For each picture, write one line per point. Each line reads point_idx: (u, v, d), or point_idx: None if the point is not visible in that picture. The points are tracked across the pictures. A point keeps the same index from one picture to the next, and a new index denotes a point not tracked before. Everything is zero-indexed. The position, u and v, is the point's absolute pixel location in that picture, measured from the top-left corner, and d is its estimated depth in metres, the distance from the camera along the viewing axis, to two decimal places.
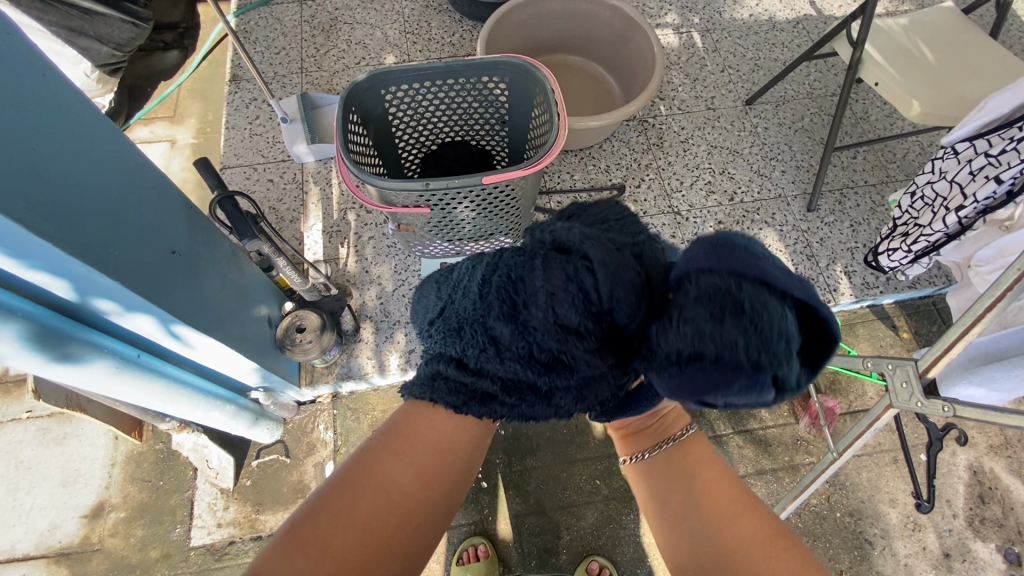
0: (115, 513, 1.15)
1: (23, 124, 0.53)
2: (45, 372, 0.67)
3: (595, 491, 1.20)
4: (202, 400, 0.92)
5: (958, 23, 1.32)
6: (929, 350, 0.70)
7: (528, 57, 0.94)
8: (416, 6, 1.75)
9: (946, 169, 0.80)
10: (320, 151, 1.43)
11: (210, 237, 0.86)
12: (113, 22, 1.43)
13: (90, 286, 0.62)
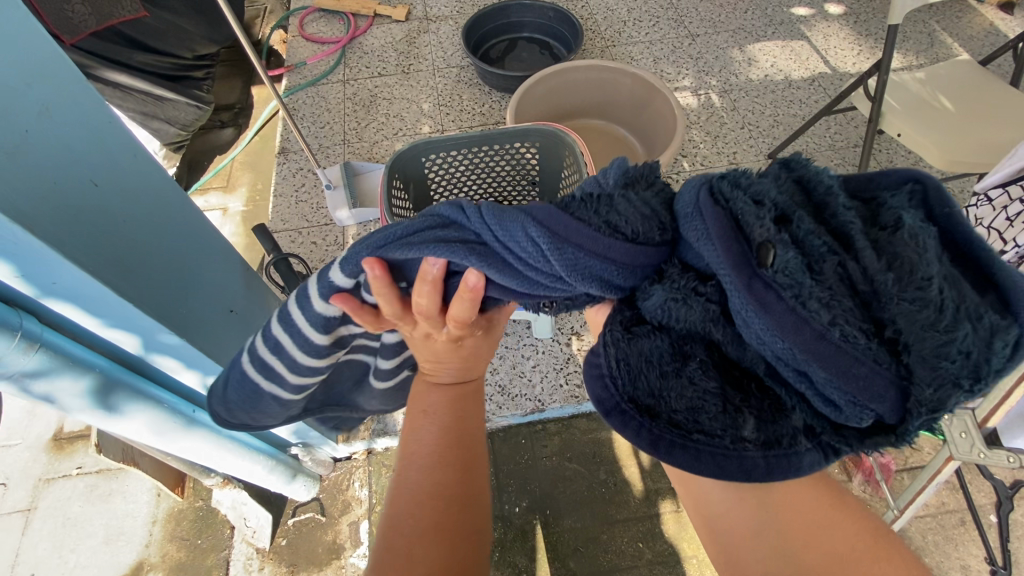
0: (153, 572, 1.15)
1: (115, 197, 0.59)
2: (108, 425, 0.70)
3: (638, 555, 1.14)
4: (247, 454, 0.94)
5: (976, 75, 1.36)
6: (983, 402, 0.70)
7: (558, 124, 1.01)
8: (449, 81, 1.90)
9: (982, 216, 0.80)
10: (361, 215, 1.51)
11: (262, 295, 0.91)
12: (181, 106, 1.60)
13: (158, 342, 0.67)
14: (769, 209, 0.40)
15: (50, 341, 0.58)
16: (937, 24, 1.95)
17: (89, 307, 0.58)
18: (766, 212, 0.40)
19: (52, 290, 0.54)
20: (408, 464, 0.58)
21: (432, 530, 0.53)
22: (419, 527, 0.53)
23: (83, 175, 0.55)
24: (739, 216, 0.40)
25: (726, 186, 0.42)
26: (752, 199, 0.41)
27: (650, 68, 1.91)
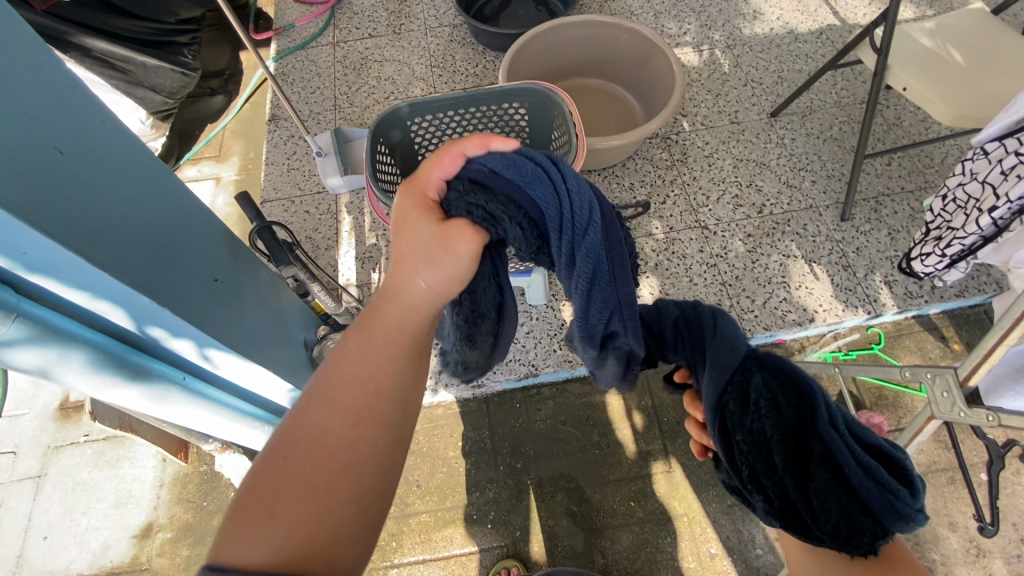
0: (163, 533, 1.19)
1: (83, 165, 0.58)
2: (99, 393, 0.71)
3: (630, 514, 1.17)
4: (243, 420, 0.96)
5: (989, 24, 1.29)
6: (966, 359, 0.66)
7: (546, 82, 0.98)
8: (441, 41, 1.83)
9: (977, 171, 0.77)
10: (353, 182, 1.49)
11: (250, 264, 0.91)
12: (166, 73, 1.57)
13: (141, 312, 0.67)
14: (760, 398, 0.55)
15: (28, 311, 0.58)
16: None
17: (64, 276, 0.58)
18: (761, 408, 0.55)
19: (25, 260, 0.54)
20: (328, 390, 0.49)
21: (326, 480, 0.45)
22: (309, 473, 0.45)
23: (48, 144, 0.54)
24: (734, 450, 0.57)
25: (728, 404, 0.58)
26: (748, 432, 0.56)
27: (651, 23, 1.83)
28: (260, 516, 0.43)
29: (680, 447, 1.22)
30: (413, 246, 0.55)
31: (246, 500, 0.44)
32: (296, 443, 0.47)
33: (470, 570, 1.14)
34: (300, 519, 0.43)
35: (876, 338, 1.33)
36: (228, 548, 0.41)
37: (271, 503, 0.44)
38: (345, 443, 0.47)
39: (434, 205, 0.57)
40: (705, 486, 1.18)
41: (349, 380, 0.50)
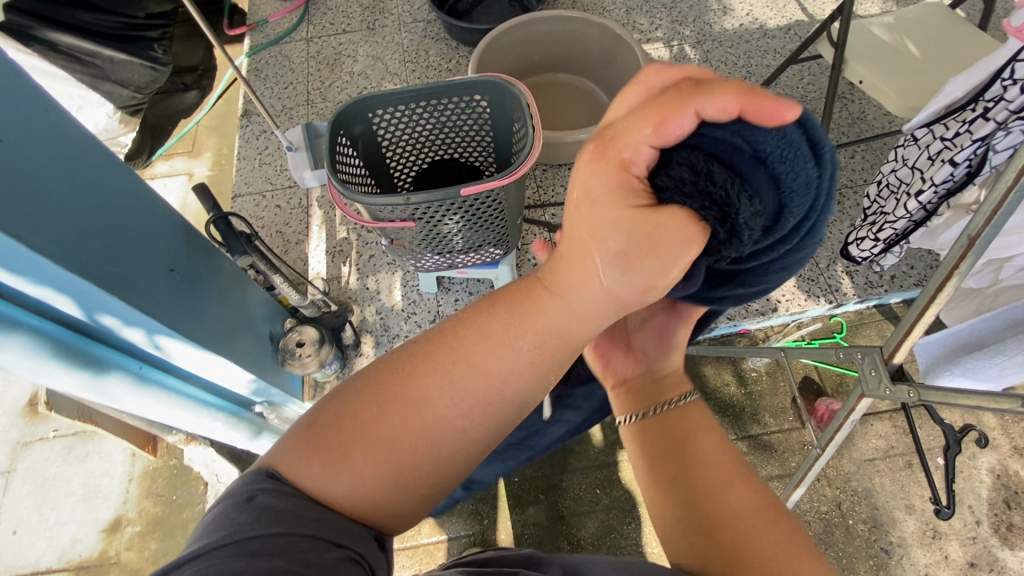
0: (132, 527, 1.20)
1: (25, 153, 0.59)
2: (51, 382, 0.72)
3: (596, 501, 1.19)
4: (205, 411, 0.97)
5: (944, 18, 1.32)
6: (890, 338, 0.69)
7: (505, 74, 0.99)
8: (415, 36, 1.84)
9: (908, 156, 0.80)
10: (323, 176, 1.50)
11: (210, 256, 0.91)
12: (134, 67, 1.55)
13: (89, 300, 0.68)
14: None
15: None
16: None
17: (7, 263, 0.58)
18: None
19: None
20: (447, 359, 0.46)
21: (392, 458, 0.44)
22: (398, 437, 0.45)
23: None
24: None
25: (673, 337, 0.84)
26: None
27: (623, 18, 1.85)
28: (329, 456, 0.44)
29: None
30: (601, 223, 0.43)
31: (320, 430, 0.45)
32: (390, 402, 0.45)
33: (438, 558, 1.15)
34: (368, 479, 0.44)
35: (838, 327, 1.37)
36: (296, 469, 0.44)
37: (338, 450, 0.44)
38: (438, 426, 0.45)
39: (641, 183, 0.43)
40: None
41: (474, 353, 0.46)
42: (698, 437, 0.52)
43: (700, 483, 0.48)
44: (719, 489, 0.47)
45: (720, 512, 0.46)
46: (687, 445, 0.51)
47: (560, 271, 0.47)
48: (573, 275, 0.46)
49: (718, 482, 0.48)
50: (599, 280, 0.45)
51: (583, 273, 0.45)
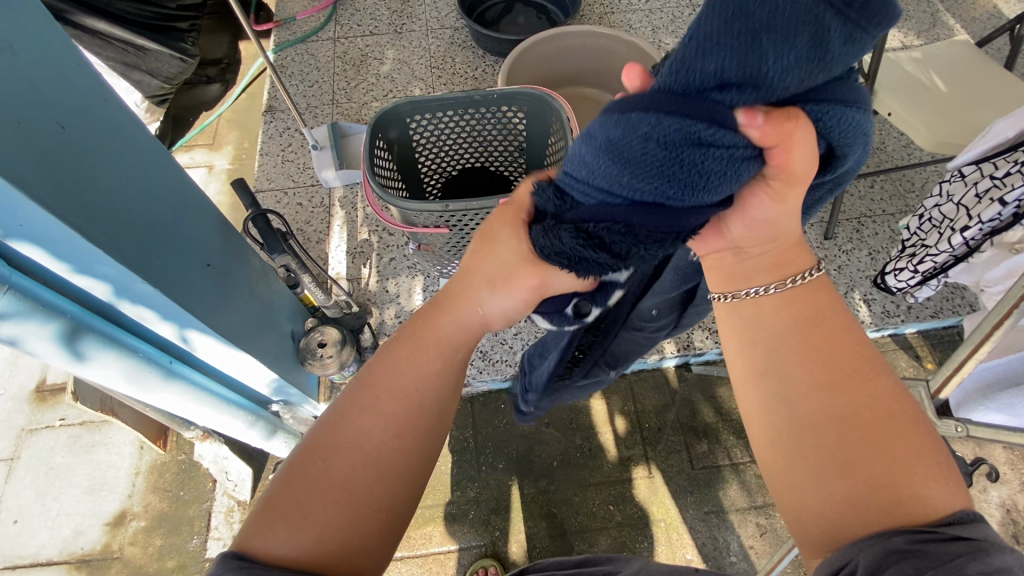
0: (137, 521, 1.17)
1: (84, 141, 0.58)
2: (80, 370, 0.70)
3: (608, 517, 1.18)
4: (225, 408, 0.95)
5: (971, 55, 1.34)
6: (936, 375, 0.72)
7: (545, 88, 0.99)
8: (442, 42, 1.85)
9: (954, 193, 0.81)
10: (347, 177, 1.49)
11: (242, 251, 0.91)
12: (164, 58, 1.56)
13: (130, 291, 0.66)
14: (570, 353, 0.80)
15: (18, 285, 0.58)
16: (941, 4, 1.94)
17: (58, 251, 0.57)
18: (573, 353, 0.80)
19: (21, 233, 0.54)
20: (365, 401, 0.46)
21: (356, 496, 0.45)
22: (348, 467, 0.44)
23: (49, 118, 0.54)
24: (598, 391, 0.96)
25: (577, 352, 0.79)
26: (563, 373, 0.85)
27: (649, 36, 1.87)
28: (292, 515, 0.42)
29: (660, 453, 1.24)
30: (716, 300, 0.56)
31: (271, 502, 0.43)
32: (339, 437, 0.45)
33: (447, 568, 1.14)
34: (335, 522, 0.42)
35: None
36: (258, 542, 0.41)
37: (295, 509, 0.42)
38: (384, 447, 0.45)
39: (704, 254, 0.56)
40: (684, 492, 1.20)
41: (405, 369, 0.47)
42: (830, 321, 0.49)
43: (814, 358, 0.47)
44: (846, 375, 0.46)
45: (811, 410, 0.45)
46: (808, 324, 0.49)
47: (718, 274, 0.56)
48: (796, 268, 0.52)
49: (820, 383, 0.46)
50: (730, 252, 0.54)
51: (753, 256, 0.53)
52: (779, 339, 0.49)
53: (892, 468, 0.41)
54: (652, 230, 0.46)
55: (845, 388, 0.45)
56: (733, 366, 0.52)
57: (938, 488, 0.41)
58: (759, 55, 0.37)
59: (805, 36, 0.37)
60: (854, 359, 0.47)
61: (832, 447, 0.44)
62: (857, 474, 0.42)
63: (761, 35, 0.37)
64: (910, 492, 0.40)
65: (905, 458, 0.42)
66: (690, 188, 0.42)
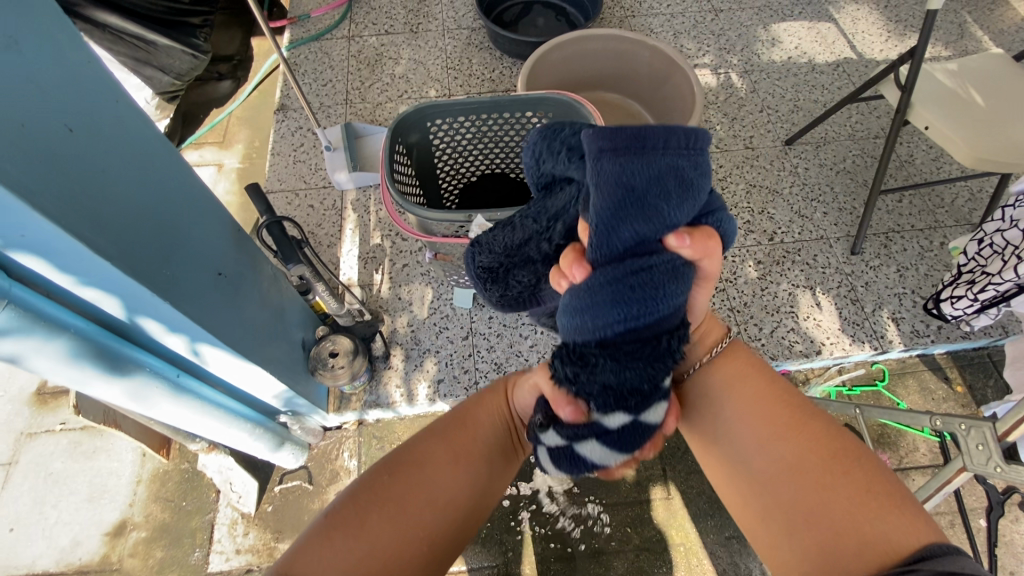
0: (137, 532, 1.14)
1: (93, 145, 0.54)
2: (83, 387, 0.66)
3: (625, 540, 1.13)
4: (233, 421, 0.91)
5: (1009, 69, 1.30)
6: (1007, 417, 0.70)
7: (573, 94, 0.95)
8: (458, 43, 1.81)
9: (1016, 218, 0.77)
10: (360, 179, 1.45)
11: (254, 258, 0.87)
12: (176, 53, 1.52)
13: (138, 304, 0.62)
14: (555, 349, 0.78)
15: (19, 298, 0.54)
16: (969, 14, 1.89)
17: (62, 262, 0.53)
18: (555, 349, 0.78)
19: (21, 243, 0.50)
20: (421, 459, 0.52)
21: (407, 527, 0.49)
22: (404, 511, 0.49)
23: (56, 119, 0.50)
24: None
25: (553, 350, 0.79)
26: None
27: (670, 41, 1.83)
28: (351, 527, 0.47)
29: (680, 474, 1.20)
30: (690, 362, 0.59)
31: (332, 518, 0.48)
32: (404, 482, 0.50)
33: None
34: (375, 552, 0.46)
35: (879, 375, 1.31)
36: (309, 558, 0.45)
37: (354, 521, 0.47)
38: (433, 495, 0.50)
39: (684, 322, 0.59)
40: (704, 515, 1.15)
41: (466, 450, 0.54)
42: (755, 372, 0.55)
43: (752, 412, 0.52)
44: (772, 423, 0.51)
45: (760, 461, 0.50)
46: (738, 376, 0.55)
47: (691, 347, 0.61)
48: (713, 338, 0.60)
49: (766, 435, 0.50)
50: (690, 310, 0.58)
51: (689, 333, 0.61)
52: (722, 400, 0.54)
53: (843, 511, 0.44)
54: (620, 340, 0.48)
55: (778, 433, 0.50)
56: (698, 431, 0.57)
57: (898, 525, 0.42)
58: (658, 211, 0.46)
59: (673, 178, 0.45)
60: (791, 409, 0.51)
61: (786, 496, 0.47)
62: (814, 524, 0.45)
63: (653, 200, 0.45)
64: (873, 532, 0.42)
65: (850, 497, 0.44)
66: (651, 300, 0.47)
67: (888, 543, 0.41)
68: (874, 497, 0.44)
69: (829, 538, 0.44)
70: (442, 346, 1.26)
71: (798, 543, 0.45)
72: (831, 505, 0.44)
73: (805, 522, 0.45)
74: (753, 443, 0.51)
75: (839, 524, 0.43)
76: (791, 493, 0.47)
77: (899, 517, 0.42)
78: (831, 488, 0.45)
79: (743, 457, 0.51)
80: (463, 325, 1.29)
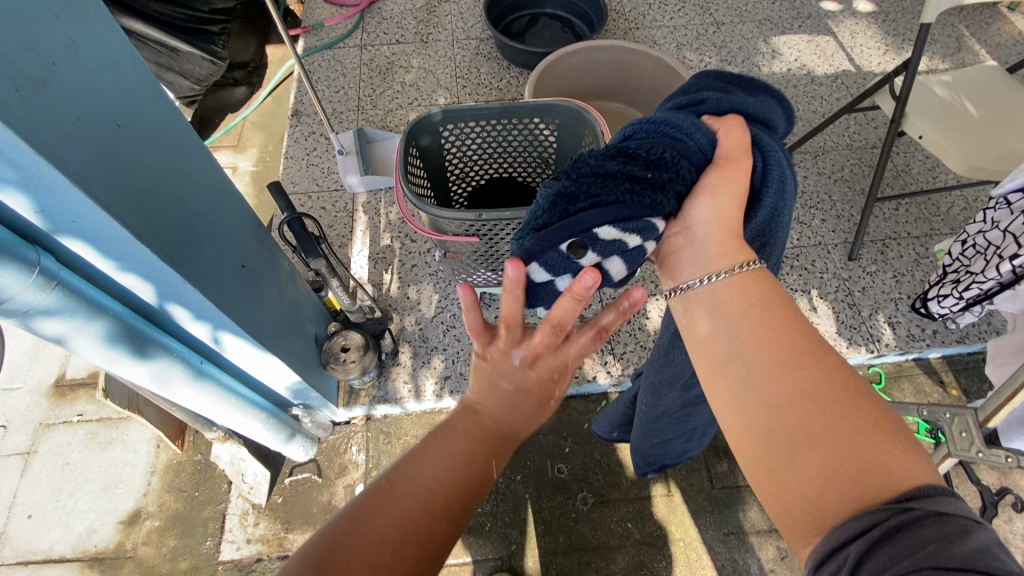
0: (151, 521, 1.17)
1: (137, 140, 0.59)
2: (114, 369, 0.69)
3: (626, 534, 1.16)
4: (248, 410, 0.95)
5: (1001, 81, 1.34)
6: (987, 403, 0.73)
7: (579, 101, 0.99)
8: (467, 52, 1.87)
9: (998, 220, 0.81)
10: (371, 183, 1.50)
11: (274, 254, 0.91)
12: (195, 59, 1.58)
13: (170, 290, 0.66)
14: None
15: (66, 281, 0.58)
16: (966, 29, 1.94)
17: (106, 248, 0.57)
18: None
19: (72, 228, 0.54)
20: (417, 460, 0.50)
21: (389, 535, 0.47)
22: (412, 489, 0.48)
23: (106, 116, 0.54)
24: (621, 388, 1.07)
25: None
26: None
27: (673, 53, 1.88)
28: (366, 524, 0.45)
29: (680, 471, 1.22)
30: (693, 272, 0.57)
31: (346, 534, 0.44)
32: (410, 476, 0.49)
33: None
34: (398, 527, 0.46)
35: (876, 378, 1.34)
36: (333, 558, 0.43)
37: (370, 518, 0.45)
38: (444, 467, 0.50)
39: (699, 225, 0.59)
40: (704, 511, 1.18)
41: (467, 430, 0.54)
42: (769, 301, 0.52)
43: (764, 339, 0.49)
44: (785, 353, 0.48)
45: (770, 385, 0.47)
46: (753, 303, 0.52)
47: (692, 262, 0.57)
48: (740, 257, 0.55)
49: (778, 362, 0.47)
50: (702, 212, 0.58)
51: (699, 242, 0.57)
52: (732, 321, 0.52)
53: (851, 441, 0.42)
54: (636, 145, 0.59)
55: (793, 362, 0.47)
56: (702, 357, 0.54)
57: (903, 461, 0.41)
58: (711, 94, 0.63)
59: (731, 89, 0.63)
60: (806, 341, 0.49)
61: (792, 422, 0.45)
62: (818, 451, 0.43)
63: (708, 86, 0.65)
64: (877, 464, 0.41)
65: (861, 430, 0.43)
66: (674, 128, 0.59)
67: (892, 477, 0.40)
68: (882, 434, 0.43)
69: (832, 467, 0.42)
70: (449, 344, 1.30)
71: (799, 467, 0.44)
72: (836, 433, 0.43)
73: (808, 450, 0.44)
74: (763, 369, 0.48)
75: (846, 453, 0.42)
76: (798, 418, 0.45)
77: (906, 456, 0.41)
78: (840, 418, 0.43)
79: (752, 379, 0.48)
80: None
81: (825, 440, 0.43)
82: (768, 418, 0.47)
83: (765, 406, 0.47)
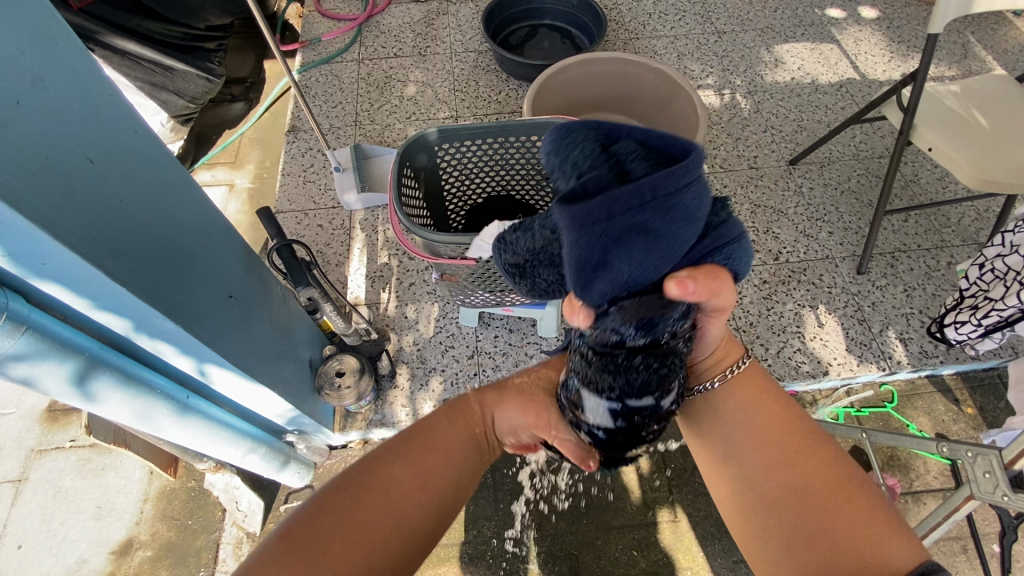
0: (143, 551, 1.14)
1: (112, 175, 0.56)
2: (94, 408, 0.67)
3: (631, 563, 1.12)
4: (239, 441, 0.92)
5: (1013, 91, 1.30)
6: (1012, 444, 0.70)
7: (578, 118, 0.96)
8: (466, 65, 1.85)
9: (1019, 244, 0.78)
10: (368, 200, 1.48)
11: (263, 280, 0.88)
12: (191, 77, 1.57)
13: (151, 327, 0.64)
14: None
15: (38, 324, 0.55)
16: (972, 35, 1.91)
17: (79, 288, 0.55)
18: None
19: (41, 271, 0.51)
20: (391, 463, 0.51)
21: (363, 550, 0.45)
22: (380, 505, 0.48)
23: (77, 151, 0.52)
24: None
25: None
26: None
27: (674, 63, 1.86)
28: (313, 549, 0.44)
29: (687, 496, 1.18)
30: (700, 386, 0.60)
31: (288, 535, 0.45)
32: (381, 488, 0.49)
33: None
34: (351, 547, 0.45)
35: (888, 397, 1.30)
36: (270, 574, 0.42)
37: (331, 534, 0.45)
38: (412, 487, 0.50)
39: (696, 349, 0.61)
40: (711, 538, 1.14)
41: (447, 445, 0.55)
42: (765, 401, 0.56)
43: (760, 436, 0.53)
44: (776, 445, 0.52)
45: (764, 481, 0.51)
46: (748, 406, 0.56)
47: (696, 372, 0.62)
48: (732, 360, 0.60)
49: (769, 457, 0.51)
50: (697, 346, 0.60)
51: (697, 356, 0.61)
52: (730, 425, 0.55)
53: (846, 533, 0.45)
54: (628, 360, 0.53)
55: (787, 458, 0.51)
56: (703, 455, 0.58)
57: (896, 547, 0.43)
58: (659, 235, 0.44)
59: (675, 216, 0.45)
60: (797, 436, 0.52)
61: (786, 517, 0.48)
62: (814, 545, 0.45)
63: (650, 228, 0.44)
64: (872, 554, 0.43)
65: (852, 520, 0.45)
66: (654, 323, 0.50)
67: (886, 565, 0.42)
68: (877, 524, 0.45)
69: (827, 560, 0.44)
70: (448, 364, 1.27)
71: (797, 560, 0.46)
72: (832, 525, 0.46)
73: (807, 544, 0.46)
74: (757, 465, 0.52)
75: (841, 547, 0.44)
76: (793, 512, 0.48)
77: (902, 543, 0.44)
78: (832, 507, 0.46)
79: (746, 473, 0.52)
80: (469, 344, 1.30)
81: (819, 534, 0.46)
82: (763, 509, 0.50)
83: (761, 498, 0.50)
